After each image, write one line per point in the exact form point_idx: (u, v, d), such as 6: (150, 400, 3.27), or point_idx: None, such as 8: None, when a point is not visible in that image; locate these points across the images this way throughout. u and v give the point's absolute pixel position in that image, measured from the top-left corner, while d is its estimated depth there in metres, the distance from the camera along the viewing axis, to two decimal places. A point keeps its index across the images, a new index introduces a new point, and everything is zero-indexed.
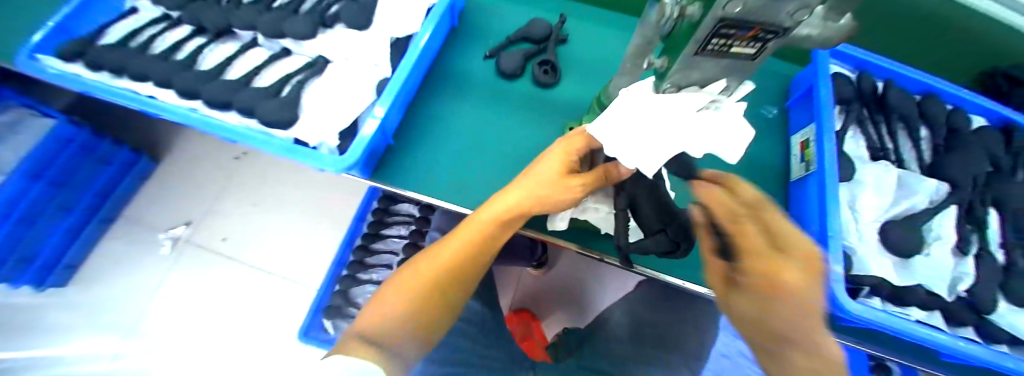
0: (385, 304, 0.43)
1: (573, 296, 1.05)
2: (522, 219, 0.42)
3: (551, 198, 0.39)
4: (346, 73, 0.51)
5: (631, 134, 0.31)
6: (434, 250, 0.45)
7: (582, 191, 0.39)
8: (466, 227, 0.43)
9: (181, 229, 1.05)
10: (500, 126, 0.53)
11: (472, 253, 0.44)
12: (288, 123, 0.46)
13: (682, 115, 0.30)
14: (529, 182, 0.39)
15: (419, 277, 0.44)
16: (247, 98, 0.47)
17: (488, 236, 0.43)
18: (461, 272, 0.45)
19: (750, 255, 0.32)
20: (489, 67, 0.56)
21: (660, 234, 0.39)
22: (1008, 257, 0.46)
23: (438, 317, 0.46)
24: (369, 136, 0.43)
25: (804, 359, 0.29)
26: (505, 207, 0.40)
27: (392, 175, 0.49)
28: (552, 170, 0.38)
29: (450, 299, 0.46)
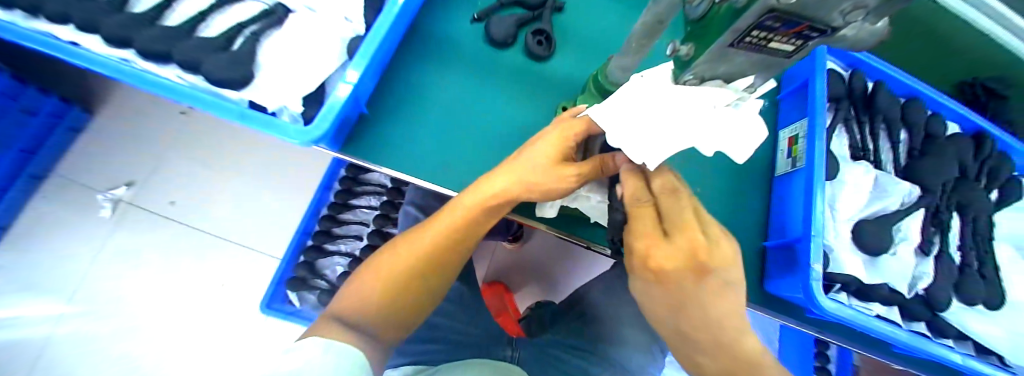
0: (360, 288, 0.40)
1: (547, 271, 1.05)
2: (513, 203, 0.39)
3: (542, 186, 0.35)
4: (308, 29, 0.44)
5: (636, 124, 0.29)
6: (413, 235, 0.42)
7: (578, 181, 0.35)
8: (450, 211, 0.39)
9: (122, 189, 0.94)
10: (487, 102, 0.48)
11: (455, 238, 0.41)
12: (242, 82, 0.39)
13: (700, 109, 0.27)
14: (519, 168, 0.35)
15: (395, 263, 0.41)
16: (191, 50, 0.39)
17: (474, 221, 0.39)
18: (442, 258, 0.42)
19: (639, 241, 0.31)
20: (476, 32, 0.51)
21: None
22: (962, 258, 0.49)
23: (421, 302, 0.43)
24: (342, 102, 0.38)
25: (693, 334, 0.33)
26: (489, 193, 0.37)
27: (366, 152, 0.44)
28: (546, 155, 0.34)
29: (435, 283, 0.43)
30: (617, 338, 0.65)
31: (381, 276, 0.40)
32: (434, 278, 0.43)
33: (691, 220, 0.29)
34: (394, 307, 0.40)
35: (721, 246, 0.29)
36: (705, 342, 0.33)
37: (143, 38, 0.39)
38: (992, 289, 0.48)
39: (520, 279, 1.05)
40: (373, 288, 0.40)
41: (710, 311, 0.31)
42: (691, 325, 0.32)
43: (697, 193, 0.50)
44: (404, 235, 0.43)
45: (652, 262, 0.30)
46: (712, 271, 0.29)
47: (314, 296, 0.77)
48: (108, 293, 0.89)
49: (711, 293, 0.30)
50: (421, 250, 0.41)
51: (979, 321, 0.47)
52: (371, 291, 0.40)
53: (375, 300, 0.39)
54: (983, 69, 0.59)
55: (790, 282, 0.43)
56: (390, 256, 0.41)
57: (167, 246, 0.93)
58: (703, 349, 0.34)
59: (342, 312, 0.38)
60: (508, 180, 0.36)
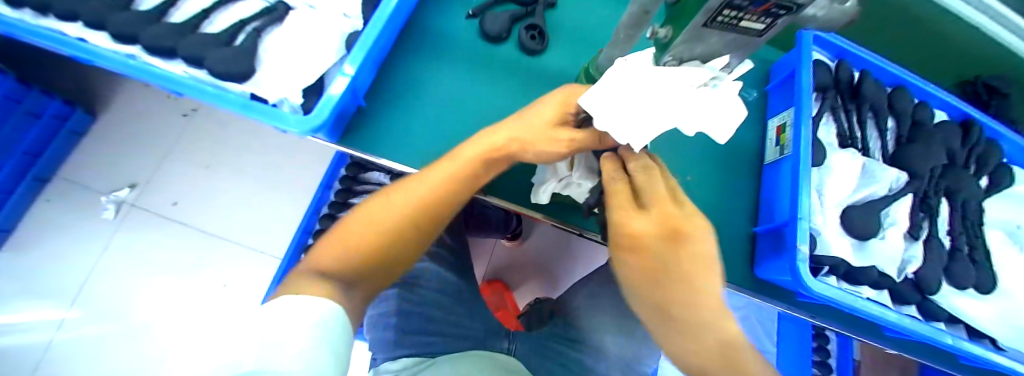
0: (342, 242, 0.37)
1: (546, 268, 1.06)
2: (509, 161, 0.40)
3: (532, 146, 0.37)
4: (305, 23, 0.45)
5: (623, 106, 0.30)
6: (410, 184, 0.39)
7: (569, 147, 0.35)
8: (453, 160, 0.38)
9: (125, 191, 0.96)
10: (481, 94, 0.50)
11: (454, 192, 0.39)
12: (246, 76, 0.40)
13: (683, 89, 0.29)
14: (521, 122, 0.37)
15: (386, 213, 0.38)
16: (194, 46, 0.41)
17: (473, 175, 0.39)
18: (434, 215, 0.40)
19: (615, 214, 0.33)
20: (470, 27, 0.52)
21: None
22: (952, 242, 0.50)
23: (403, 259, 0.41)
24: (338, 96, 0.39)
25: (664, 306, 0.30)
26: (492, 144, 0.38)
27: (360, 143, 0.45)
28: (545, 117, 0.36)
29: (418, 242, 0.42)
30: (613, 328, 0.66)
31: (367, 229, 0.38)
32: (418, 238, 0.41)
33: (662, 194, 0.32)
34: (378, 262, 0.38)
35: (694, 219, 0.31)
36: (682, 319, 0.29)
37: (148, 35, 0.41)
38: (983, 273, 0.49)
39: (519, 277, 1.05)
40: (357, 242, 0.37)
41: (689, 279, 0.29)
42: (665, 293, 0.30)
43: (689, 181, 0.51)
44: (391, 188, 0.41)
45: (628, 230, 0.31)
46: (686, 240, 0.30)
47: None
48: (111, 293, 0.91)
49: (688, 256, 0.29)
50: (412, 203, 0.38)
51: (970, 303, 0.47)
52: (359, 245, 0.37)
53: (358, 255, 0.37)
54: (988, 68, 0.60)
55: (778, 264, 0.44)
56: (378, 206, 0.39)
57: (170, 247, 0.95)
58: (679, 327, 0.29)
59: (321, 266, 0.36)
60: (508, 135, 0.37)
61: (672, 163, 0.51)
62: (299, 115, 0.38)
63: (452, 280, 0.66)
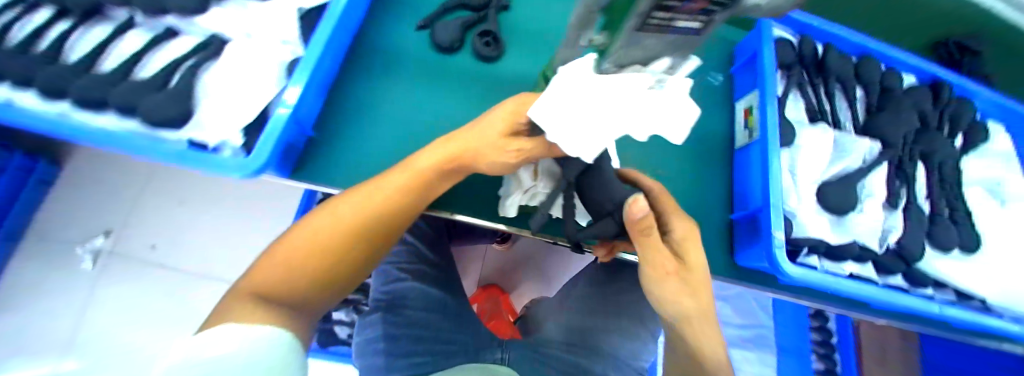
0: (282, 261, 0.35)
1: (539, 266, 1.05)
2: (465, 171, 0.39)
3: (488, 158, 0.35)
4: (242, 54, 0.43)
5: (571, 116, 0.28)
6: (358, 195, 0.37)
7: (520, 157, 0.34)
8: (405, 169, 0.38)
9: (100, 239, 0.92)
10: (439, 109, 0.48)
11: (406, 202, 0.38)
12: (184, 118, 0.38)
13: (625, 93, 0.28)
14: (472, 135, 0.35)
15: (332, 225, 0.36)
16: (124, 93, 0.38)
17: (426, 185, 0.38)
18: (387, 227, 0.39)
19: (676, 219, 0.36)
20: (421, 40, 0.50)
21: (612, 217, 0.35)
22: (932, 207, 0.49)
23: (351, 273, 0.39)
24: (277, 130, 0.36)
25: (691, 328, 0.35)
26: (444, 155, 0.37)
27: (315, 175, 0.43)
28: (495, 128, 0.34)
29: (370, 255, 0.40)
30: (606, 327, 0.65)
31: (310, 244, 0.36)
32: (366, 249, 0.39)
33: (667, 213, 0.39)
34: (326, 277, 0.37)
35: None
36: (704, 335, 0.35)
37: (77, 88, 0.38)
38: (966, 234, 0.48)
39: (514, 279, 1.05)
40: (299, 259, 0.35)
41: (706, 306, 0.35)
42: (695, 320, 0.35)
43: (661, 175, 0.50)
44: (338, 198, 0.39)
45: (689, 234, 0.35)
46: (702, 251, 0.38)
47: None
48: (96, 346, 0.88)
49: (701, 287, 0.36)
50: (358, 214, 0.37)
51: (956, 266, 0.46)
52: (303, 263, 0.35)
53: (300, 273, 0.35)
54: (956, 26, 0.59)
55: (755, 252, 0.43)
56: (322, 218, 0.37)
57: (154, 291, 0.92)
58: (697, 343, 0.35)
59: (259, 287, 0.33)
60: (460, 147, 0.36)
61: (644, 159, 0.50)
62: (241, 158, 0.37)
63: (439, 297, 0.65)
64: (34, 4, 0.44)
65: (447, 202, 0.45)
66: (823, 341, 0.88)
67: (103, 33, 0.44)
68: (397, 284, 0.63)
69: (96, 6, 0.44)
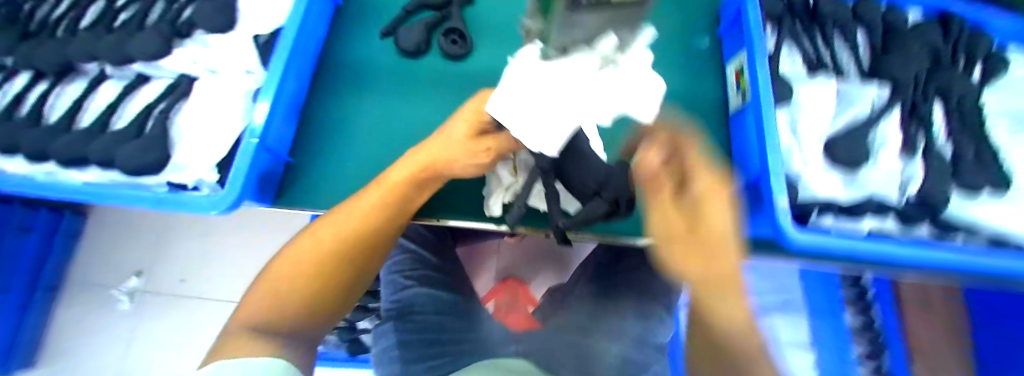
0: (271, 292, 0.35)
1: (559, 257, 0.92)
2: (441, 180, 0.37)
3: (459, 162, 0.33)
4: (210, 90, 0.43)
5: (530, 112, 0.27)
6: (338, 217, 0.37)
7: (490, 158, 0.33)
8: (380, 184, 0.36)
9: (133, 279, 0.95)
10: (412, 115, 0.47)
11: (386, 218, 0.37)
12: (161, 163, 0.39)
13: (583, 76, 0.25)
14: (441, 141, 0.34)
15: (316, 250, 0.36)
16: (102, 147, 0.39)
17: (404, 197, 0.37)
18: (373, 245, 0.38)
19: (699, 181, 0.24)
20: (386, 47, 0.49)
21: (599, 197, 0.32)
22: (953, 148, 0.44)
23: (345, 296, 0.38)
24: (245, 161, 0.36)
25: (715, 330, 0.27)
26: (415, 166, 0.35)
27: (297, 200, 0.43)
28: (459, 131, 0.32)
29: (361, 274, 0.39)
30: (620, 311, 0.63)
31: (296, 272, 0.35)
32: (354, 270, 0.38)
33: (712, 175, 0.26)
34: (317, 302, 0.36)
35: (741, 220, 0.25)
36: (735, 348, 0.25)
37: (58, 147, 0.39)
38: (1000, 171, 0.43)
39: (530, 270, 0.92)
40: (286, 287, 0.35)
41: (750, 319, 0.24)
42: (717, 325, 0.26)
43: None
44: (320, 221, 0.38)
45: (713, 204, 0.23)
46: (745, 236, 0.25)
47: (334, 337, 0.80)
48: None
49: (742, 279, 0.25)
50: (337, 235, 0.36)
51: (1002, 212, 0.41)
52: (290, 292, 0.35)
53: (289, 302, 0.34)
54: None
55: (762, 219, 0.41)
56: (305, 244, 0.36)
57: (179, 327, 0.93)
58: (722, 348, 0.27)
59: (248, 322, 0.33)
60: (430, 155, 0.34)
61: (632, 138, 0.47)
62: (214, 196, 0.36)
63: (448, 299, 0.65)
64: (15, 70, 0.45)
65: (432, 209, 0.44)
66: (858, 297, 0.76)
67: (77, 91, 0.45)
68: (405, 291, 0.63)
69: (69, 65, 0.45)
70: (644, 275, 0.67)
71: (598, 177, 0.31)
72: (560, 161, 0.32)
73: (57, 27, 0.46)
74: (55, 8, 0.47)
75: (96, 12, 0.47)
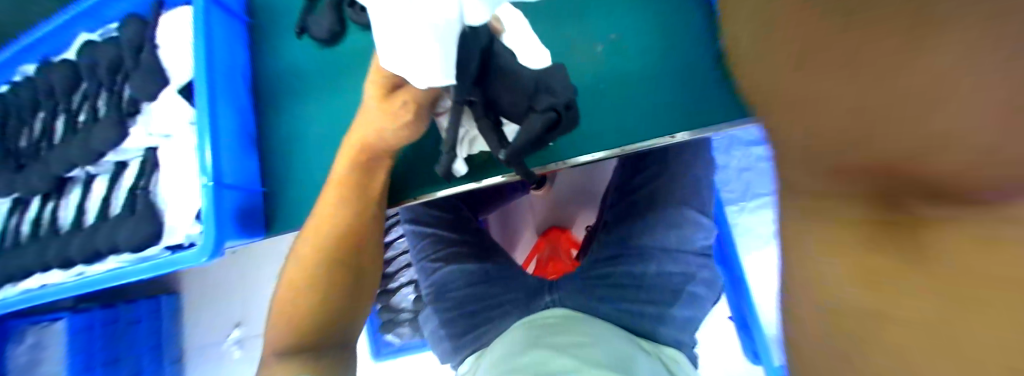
0: (283, 315, 0.36)
1: (590, 190, 0.88)
2: (388, 156, 0.36)
3: (385, 128, 0.31)
4: (169, 152, 0.44)
5: (400, 50, 0.22)
6: (312, 228, 0.36)
7: (411, 110, 0.30)
8: (332, 184, 0.36)
9: (235, 331, 0.83)
10: (354, 100, 0.45)
11: (353, 211, 0.35)
12: (155, 235, 0.41)
13: None
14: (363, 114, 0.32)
15: (304, 266, 0.36)
16: (106, 237, 0.42)
17: (358, 186, 0.35)
18: (355, 242, 0.36)
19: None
20: (306, 45, 0.48)
21: (534, 111, 0.28)
22: None
23: (352, 307, 0.37)
24: (210, 206, 0.37)
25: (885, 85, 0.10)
26: (351, 149, 0.34)
27: (286, 222, 0.45)
28: (372, 95, 0.31)
29: (362, 274, 0.37)
30: (657, 225, 0.58)
31: (294, 292, 0.36)
32: (348, 274, 0.36)
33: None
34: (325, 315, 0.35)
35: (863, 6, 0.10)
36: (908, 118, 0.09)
37: (77, 248, 0.43)
38: None
39: (568, 213, 0.90)
40: (291, 307, 0.35)
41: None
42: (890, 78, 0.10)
43: (614, 40, 0.42)
44: (301, 238, 0.38)
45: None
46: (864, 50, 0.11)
47: (405, 328, 0.86)
48: None
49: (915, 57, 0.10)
50: (314, 245, 0.36)
51: None
52: (299, 310, 0.35)
53: (297, 323, 0.35)
54: None
55: None
56: (295, 265, 0.36)
57: None
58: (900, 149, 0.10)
59: (277, 347, 0.35)
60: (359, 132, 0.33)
61: (583, 35, 0.43)
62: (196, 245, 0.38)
63: (477, 268, 0.61)
64: (26, 200, 0.49)
65: (407, 188, 0.42)
66: None
67: (76, 198, 0.47)
68: (437, 273, 0.62)
69: (60, 178, 0.48)
70: (676, 176, 0.59)
71: (528, 89, 0.28)
72: (484, 85, 0.28)
73: (38, 148, 0.49)
74: (29, 133, 0.50)
75: (61, 123, 0.49)
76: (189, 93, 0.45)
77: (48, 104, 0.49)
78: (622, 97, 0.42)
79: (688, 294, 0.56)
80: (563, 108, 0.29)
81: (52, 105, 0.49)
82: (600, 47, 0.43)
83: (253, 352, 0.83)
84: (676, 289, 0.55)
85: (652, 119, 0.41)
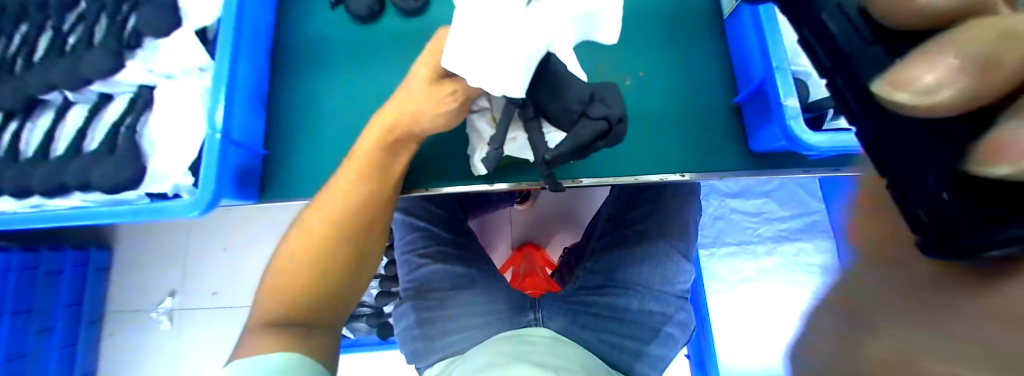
0: (273, 289, 0.34)
1: (574, 213, 0.90)
2: (414, 143, 0.36)
3: (423, 115, 0.32)
4: (172, 95, 0.41)
5: (483, 57, 0.25)
6: (322, 201, 0.35)
7: (458, 101, 0.31)
8: (352, 160, 0.35)
9: (168, 300, 0.77)
10: (379, 82, 0.45)
11: (369, 191, 0.35)
12: (137, 179, 0.38)
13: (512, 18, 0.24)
14: (403, 98, 0.33)
15: (304, 240, 0.34)
16: (77, 171, 0.39)
17: (379, 167, 0.35)
18: (365, 223, 0.35)
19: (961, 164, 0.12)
20: (339, 17, 0.47)
21: (585, 118, 0.29)
22: None
23: (349, 292, 0.35)
24: (214, 159, 0.35)
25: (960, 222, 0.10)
26: (379, 132, 0.34)
27: (282, 191, 0.43)
28: (420, 77, 0.32)
29: (364, 258, 0.36)
30: (644, 261, 0.60)
31: (292, 270, 0.34)
32: (351, 257, 0.35)
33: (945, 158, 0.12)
34: (319, 296, 0.34)
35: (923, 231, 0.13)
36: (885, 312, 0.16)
37: (38, 178, 0.39)
38: None
39: (548, 231, 0.91)
40: (285, 280, 0.34)
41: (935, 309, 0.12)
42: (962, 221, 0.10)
43: (642, 77, 0.45)
44: (307, 210, 0.36)
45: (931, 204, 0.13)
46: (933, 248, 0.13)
47: (363, 323, 0.82)
48: None
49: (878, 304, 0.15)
50: (321, 219, 0.34)
51: None
52: (293, 283, 0.33)
53: (291, 301, 0.33)
54: None
55: (768, 132, 0.38)
56: (296, 237, 0.35)
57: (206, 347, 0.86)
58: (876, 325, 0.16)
59: (264, 317, 0.33)
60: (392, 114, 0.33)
61: (613, 66, 0.45)
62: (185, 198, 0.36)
63: (464, 271, 0.61)
64: None
65: (421, 178, 0.42)
66: None
67: (46, 123, 0.43)
68: (421, 269, 0.61)
69: (31, 99, 0.43)
70: (667, 218, 0.62)
71: (582, 97, 0.29)
72: (534, 90, 0.30)
73: (11, 60, 0.44)
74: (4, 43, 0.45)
75: (47, 40, 0.44)
76: (207, 37, 0.43)
77: (33, 16, 0.45)
78: (640, 132, 0.44)
79: (665, 333, 0.57)
80: (615, 120, 0.28)
81: (37, 18, 0.45)
82: (627, 81, 0.45)
83: (192, 326, 0.77)
84: (655, 327, 0.57)
85: (665, 157, 0.44)
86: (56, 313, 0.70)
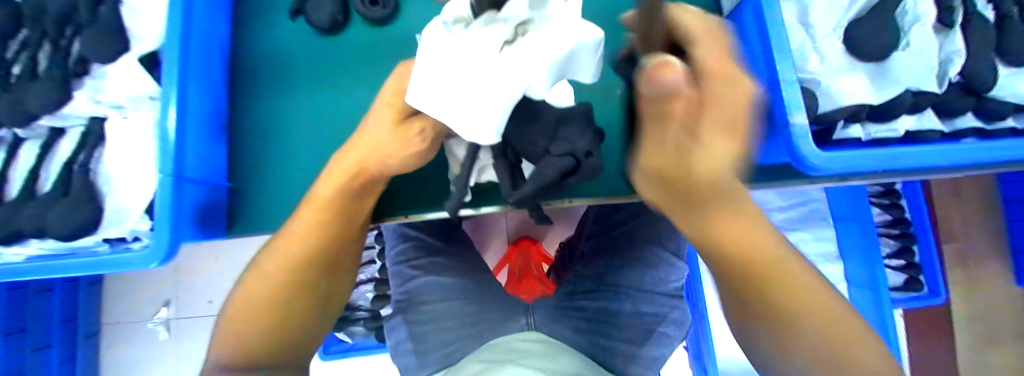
0: (228, 333, 0.31)
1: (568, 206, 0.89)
2: (380, 181, 0.34)
3: (390, 155, 0.30)
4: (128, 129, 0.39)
5: (452, 99, 0.23)
6: (281, 243, 0.33)
7: (426, 140, 0.30)
8: (311, 203, 0.33)
9: (163, 310, 0.79)
10: (349, 100, 0.42)
11: (333, 232, 0.33)
12: (93, 223, 0.36)
13: (476, 59, 0.22)
14: (363, 140, 0.31)
15: (260, 282, 0.32)
16: (28, 218, 0.36)
17: (346, 209, 0.33)
18: (331, 264, 0.33)
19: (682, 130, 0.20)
20: (302, 30, 0.43)
21: (549, 156, 0.26)
22: (996, 13, 0.36)
23: (311, 331, 0.34)
24: (170, 202, 0.33)
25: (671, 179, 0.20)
26: (339, 173, 0.32)
27: (256, 223, 0.41)
28: (383, 118, 0.29)
29: (325, 295, 0.34)
30: (636, 263, 0.59)
31: (247, 317, 0.31)
32: (315, 299, 0.33)
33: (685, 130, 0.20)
34: (282, 339, 0.31)
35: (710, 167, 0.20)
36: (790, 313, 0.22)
37: None
38: None
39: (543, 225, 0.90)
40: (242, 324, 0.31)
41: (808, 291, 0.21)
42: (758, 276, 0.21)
43: None
44: (267, 248, 0.34)
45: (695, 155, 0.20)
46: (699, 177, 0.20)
47: (360, 328, 0.80)
48: None
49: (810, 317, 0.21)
50: (280, 263, 0.32)
51: None
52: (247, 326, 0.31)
53: (248, 345, 0.30)
54: None
55: (772, 147, 0.36)
56: (253, 279, 0.32)
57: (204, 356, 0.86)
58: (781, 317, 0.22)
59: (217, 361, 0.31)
60: (352, 158, 0.31)
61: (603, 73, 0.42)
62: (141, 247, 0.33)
63: (454, 282, 0.60)
64: None
65: (398, 205, 0.40)
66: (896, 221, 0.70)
67: None
68: (411, 282, 0.59)
69: None
70: (659, 217, 0.60)
71: (548, 131, 0.27)
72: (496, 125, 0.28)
73: None
74: None
75: None
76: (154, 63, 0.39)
77: None
78: None
79: (659, 334, 0.56)
80: (581, 155, 0.26)
81: None
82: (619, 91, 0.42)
83: (187, 333, 0.79)
84: (648, 328, 0.56)
85: None
86: (50, 338, 0.69)
